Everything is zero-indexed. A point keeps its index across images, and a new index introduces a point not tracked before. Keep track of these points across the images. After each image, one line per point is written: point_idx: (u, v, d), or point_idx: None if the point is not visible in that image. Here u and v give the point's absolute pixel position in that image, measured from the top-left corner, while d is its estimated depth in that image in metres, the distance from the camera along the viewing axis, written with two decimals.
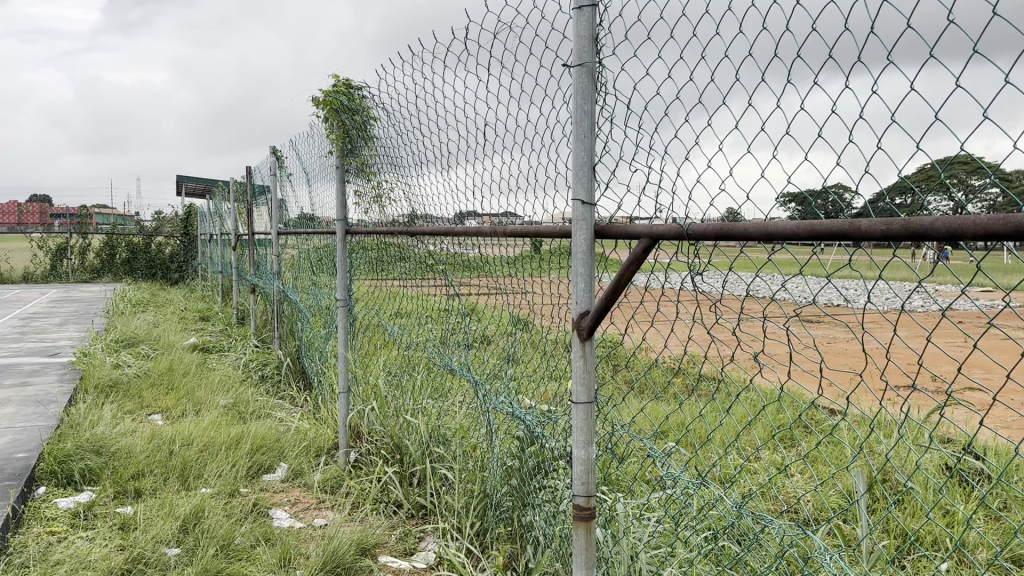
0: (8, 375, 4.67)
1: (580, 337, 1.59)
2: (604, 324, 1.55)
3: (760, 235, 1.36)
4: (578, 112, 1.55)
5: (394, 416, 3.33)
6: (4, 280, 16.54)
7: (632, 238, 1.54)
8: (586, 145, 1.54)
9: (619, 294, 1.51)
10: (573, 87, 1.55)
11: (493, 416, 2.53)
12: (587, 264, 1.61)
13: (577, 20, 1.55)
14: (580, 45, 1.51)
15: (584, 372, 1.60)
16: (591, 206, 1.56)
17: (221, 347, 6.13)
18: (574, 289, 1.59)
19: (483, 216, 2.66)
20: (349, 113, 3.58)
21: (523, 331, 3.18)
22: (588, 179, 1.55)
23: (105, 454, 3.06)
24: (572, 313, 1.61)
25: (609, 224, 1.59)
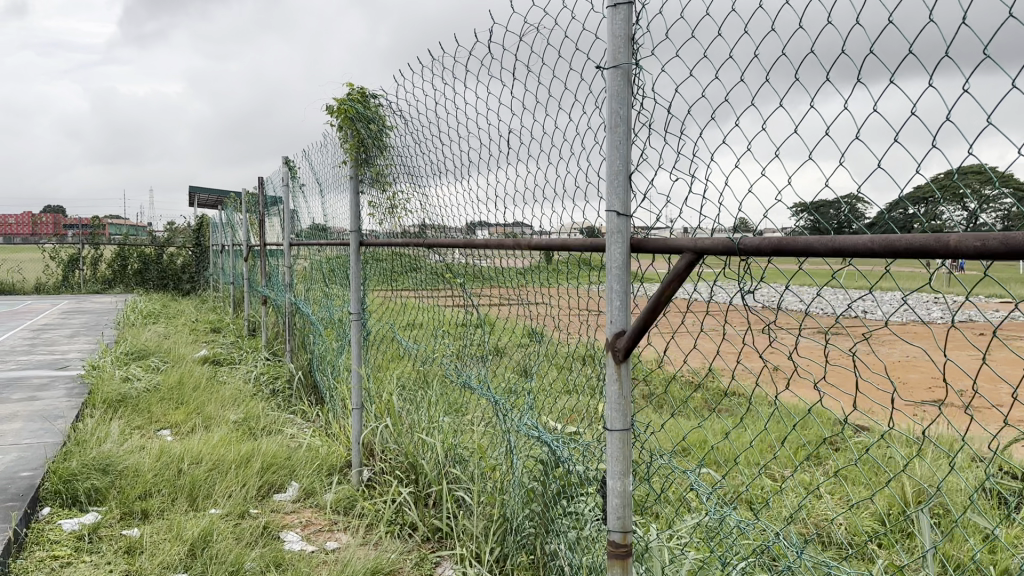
0: (17, 389, 4.60)
1: (616, 360, 1.49)
2: (641, 346, 1.45)
3: (825, 249, 1.21)
4: (613, 118, 1.45)
5: (409, 433, 3.23)
6: (16, 290, 16.60)
7: (673, 252, 1.43)
8: (621, 152, 1.44)
9: (657, 313, 1.41)
10: (608, 90, 1.45)
11: (510, 433, 2.44)
12: (622, 281, 1.51)
13: (612, 20, 1.45)
14: (615, 44, 1.42)
15: (619, 397, 1.49)
16: (627, 219, 1.46)
17: (233, 360, 6.06)
18: (609, 308, 1.48)
19: (494, 227, 2.63)
20: (364, 122, 3.50)
21: (540, 346, 3.08)
22: (623, 188, 1.46)
23: (112, 473, 2.97)
24: (606, 334, 1.51)
25: (645, 238, 1.49)
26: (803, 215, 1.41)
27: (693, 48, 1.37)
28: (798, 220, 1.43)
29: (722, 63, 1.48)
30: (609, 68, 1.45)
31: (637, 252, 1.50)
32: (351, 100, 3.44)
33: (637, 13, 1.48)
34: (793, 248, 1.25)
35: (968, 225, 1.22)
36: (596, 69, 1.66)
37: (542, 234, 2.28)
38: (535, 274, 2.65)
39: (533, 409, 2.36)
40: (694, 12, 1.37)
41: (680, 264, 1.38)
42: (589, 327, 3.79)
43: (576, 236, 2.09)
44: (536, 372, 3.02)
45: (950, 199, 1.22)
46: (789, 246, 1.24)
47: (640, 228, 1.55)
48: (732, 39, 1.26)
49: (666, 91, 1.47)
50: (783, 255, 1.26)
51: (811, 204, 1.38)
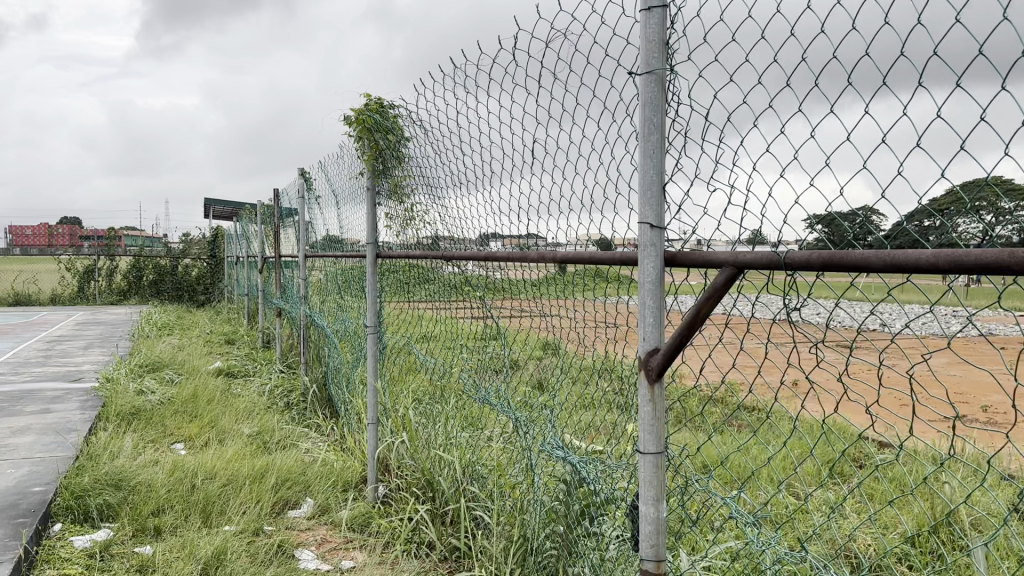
0: (31, 402, 4.58)
1: (648, 380, 1.42)
2: (676, 365, 1.39)
3: (883, 265, 1.13)
4: (647, 126, 1.39)
5: (426, 450, 3.16)
6: (31, 301, 16.70)
7: (709, 266, 1.37)
8: (655, 161, 1.39)
9: (694, 331, 1.35)
10: (643, 97, 1.40)
11: (530, 450, 2.38)
12: (655, 296, 1.45)
13: (645, 24, 1.39)
14: (648, 49, 1.37)
15: (653, 419, 1.43)
16: (661, 232, 1.40)
17: (247, 372, 6.03)
18: (642, 324, 1.43)
19: (508, 239, 2.61)
20: (383, 132, 3.45)
21: (559, 359, 3.02)
22: (658, 200, 1.40)
23: (125, 488, 2.92)
24: (638, 351, 1.45)
25: (678, 252, 1.43)
26: (816, 225, 1.36)
27: (727, 53, 1.32)
28: (812, 232, 1.38)
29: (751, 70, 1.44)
30: (642, 74, 1.40)
31: (670, 266, 1.44)
32: (368, 110, 3.40)
33: (673, 17, 1.43)
34: (846, 261, 1.16)
35: (984, 238, 1.18)
36: (628, 74, 1.61)
37: (556, 247, 2.28)
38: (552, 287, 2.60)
39: (555, 426, 2.29)
40: (729, 15, 1.33)
41: (720, 279, 1.32)
42: (609, 340, 3.73)
43: (589, 248, 2.10)
44: (555, 386, 2.95)
45: (965, 211, 1.17)
46: (842, 260, 1.16)
47: (672, 241, 1.50)
48: (766, 44, 1.21)
49: (698, 98, 1.41)
50: (834, 271, 1.18)
51: (850, 215, 1.31)
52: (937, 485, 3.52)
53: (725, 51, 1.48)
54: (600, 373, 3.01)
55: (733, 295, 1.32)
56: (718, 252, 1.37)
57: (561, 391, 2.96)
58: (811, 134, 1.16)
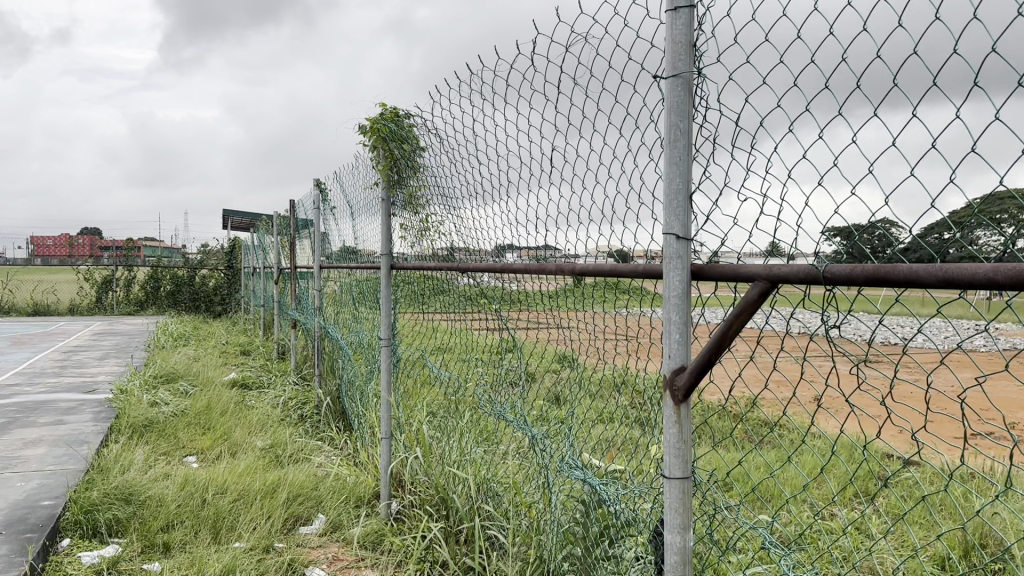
0: (45, 413, 4.56)
1: (674, 400, 1.36)
2: (703, 384, 1.32)
3: (935, 280, 1.04)
4: (672, 131, 1.33)
5: (439, 465, 3.10)
6: (49, 311, 16.80)
7: (739, 279, 1.30)
8: (681, 168, 1.33)
9: (724, 349, 1.28)
10: (668, 100, 1.34)
11: (547, 468, 2.31)
12: (681, 310, 1.38)
13: (671, 25, 1.34)
14: (675, 51, 1.31)
15: (679, 441, 1.37)
16: (687, 243, 1.34)
17: (262, 383, 5.99)
18: (667, 341, 1.36)
19: (524, 250, 2.55)
20: (397, 142, 3.41)
21: (575, 373, 2.95)
22: (683, 210, 1.34)
23: (134, 503, 2.88)
24: (663, 370, 1.38)
25: (705, 264, 1.37)
26: (835, 237, 1.29)
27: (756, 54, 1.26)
28: (830, 244, 1.31)
29: (779, 75, 1.38)
30: (667, 77, 1.34)
31: (696, 280, 1.38)
32: (383, 120, 3.35)
33: (699, 18, 1.37)
34: (894, 276, 1.08)
35: (1005, 252, 1.12)
36: (652, 78, 1.55)
37: (572, 258, 2.22)
38: (569, 298, 2.54)
39: (572, 445, 2.22)
40: (760, 16, 1.27)
41: (753, 293, 1.25)
42: (626, 354, 3.65)
43: (607, 260, 2.04)
44: (571, 401, 2.88)
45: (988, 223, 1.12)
46: (889, 276, 1.08)
47: (698, 254, 1.43)
48: (797, 44, 1.15)
49: (726, 103, 1.35)
50: (879, 287, 1.10)
51: (882, 228, 1.24)
52: (965, 506, 3.41)
53: (753, 55, 1.42)
54: (618, 388, 2.94)
55: (765, 310, 1.25)
56: (747, 265, 1.30)
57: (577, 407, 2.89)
58: (843, 139, 1.09)
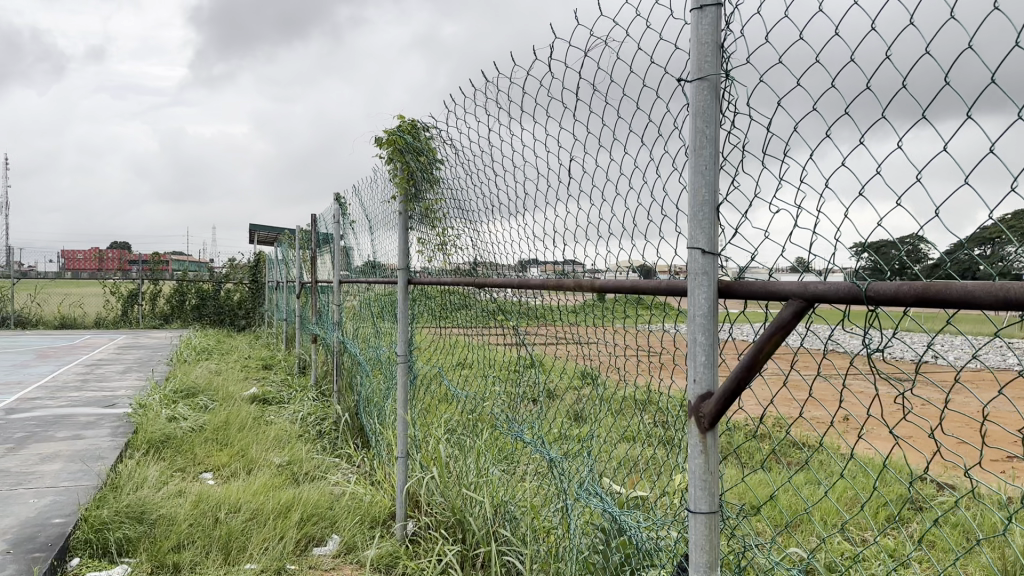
0: (63, 427, 4.55)
1: (700, 428, 1.27)
2: (730, 413, 1.23)
3: (993, 298, 0.93)
4: (698, 137, 1.25)
5: (456, 486, 3.02)
6: (75, 325, 16.98)
7: (772, 298, 1.21)
8: (707, 179, 1.24)
9: (754, 374, 1.18)
10: (695, 103, 1.25)
11: (566, 493, 2.22)
12: (707, 331, 1.29)
13: (696, 24, 1.25)
14: (700, 52, 1.23)
15: (705, 473, 1.27)
16: (713, 259, 1.25)
17: (282, 398, 5.95)
18: (692, 364, 1.27)
19: (545, 265, 2.47)
20: (415, 154, 3.35)
21: (597, 390, 2.87)
22: (709, 223, 1.25)
23: (145, 522, 2.83)
24: (688, 394, 1.30)
25: (734, 281, 1.28)
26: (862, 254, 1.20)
27: (787, 55, 1.19)
28: (858, 260, 1.22)
29: (811, 78, 1.30)
30: (692, 81, 1.26)
31: (725, 297, 1.28)
32: (401, 131, 3.30)
33: (727, 16, 1.29)
34: (947, 296, 0.97)
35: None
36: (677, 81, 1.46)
37: (593, 274, 2.14)
38: (590, 315, 2.46)
39: (592, 469, 2.13)
40: (791, 14, 1.19)
41: (787, 312, 1.14)
42: (649, 370, 3.55)
43: (629, 276, 1.95)
44: (593, 421, 2.80)
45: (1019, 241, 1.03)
46: (942, 296, 0.97)
47: (728, 270, 1.34)
48: (831, 44, 1.08)
49: (755, 109, 1.27)
50: (931, 307, 0.99)
51: (908, 243, 1.15)
52: (1006, 537, 3.26)
53: (783, 58, 1.34)
54: (642, 408, 2.85)
55: (801, 331, 1.15)
56: (780, 282, 1.20)
57: (599, 427, 2.80)
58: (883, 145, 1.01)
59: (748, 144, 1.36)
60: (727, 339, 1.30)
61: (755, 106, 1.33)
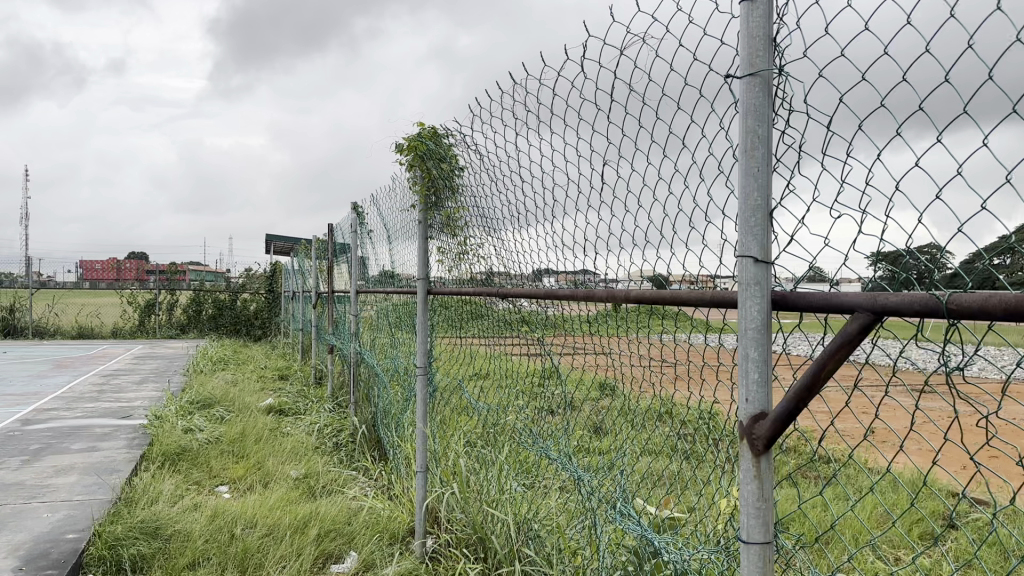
0: (79, 439, 4.51)
1: (753, 450, 1.19)
2: (787, 436, 1.15)
3: None
4: (750, 137, 1.18)
5: (478, 502, 2.94)
6: (93, 336, 17.04)
7: (833, 310, 1.12)
8: (760, 181, 1.17)
9: (813, 393, 1.10)
10: (747, 101, 1.18)
11: (595, 513, 2.14)
12: (760, 346, 1.20)
13: (746, 17, 1.19)
14: (752, 47, 1.16)
15: (759, 500, 1.19)
16: (766, 268, 1.17)
17: (298, 409, 5.89)
18: (745, 383, 1.19)
19: (560, 275, 2.41)
20: (435, 160, 3.29)
21: (620, 401, 2.78)
22: (761, 229, 1.18)
23: (160, 538, 2.77)
24: (740, 414, 1.21)
25: (790, 291, 1.19)
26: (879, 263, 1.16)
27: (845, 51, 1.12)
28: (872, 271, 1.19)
29: (869, 77, 1.23)
30: (742, 77, 1.19)
31: (780, 309, 1.20)
32: (421, 138, 3.24)
33: (778, 9, 1.23)
34: None
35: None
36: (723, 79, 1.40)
37: (608, 283, 2.09)
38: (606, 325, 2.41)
39: (624, 489, 2.04)
40: (850, 6, 1.12)
41: (852, 325, 1.04)
42: (672, 382, 3.47)
43: (643, 286, 1.91)
44: (617, 434, 2.71)
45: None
46: None
47: (782, 280, 1.26)
48: (894, 40, 1.01)
49: (810, 108, 1.20)
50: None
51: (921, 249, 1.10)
52: None
53: (839, 56, 1.27)
54: (662, 421, 2.77)
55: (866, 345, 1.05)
56: (843, 292, 1.10)
57: (623, 440, 2.71)
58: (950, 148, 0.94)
59: (799, 146, 1.29)
60: (782, 353, 1.21)
61: (809, 104, 1.26)
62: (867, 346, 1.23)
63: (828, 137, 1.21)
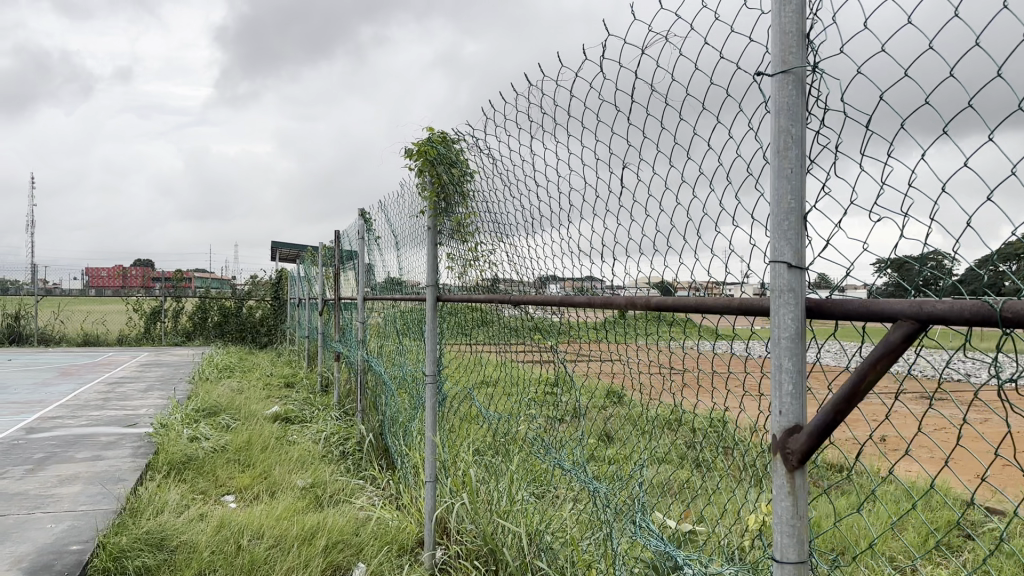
0: (84, 448, 4.48)
1: (787, 465, 1.15)
2: (822, 452, 1.11)
3: None
4: (782, 138, 1.15)
5: (488, 513, 2.89)
6: (98, 344, 17.04)
7: (870, 318, 1.08)
8: (793, 183, 1.15)
9: (851, 407, 1.06)
10: (779, 99, 1.16)
11: (611, 525, 2.09)
12: (793, 357, 1.17)
13: (778, 14, 1.17)
14: (785, 43, 1.14)
15: (794, 517, 1.16)
16: (799, 275, 1.14)
17: (304, 417, 5.84)
18: (779, 395, 1.16)
19: (565, 282, 2.39)
20: (445, 165, 3.26)
21: (630, 407, 2.74)
22: (795, 233, 1.15)
23: (166, 549, 2.73)
24: (773, 427, 1.18)
25: (825, 299, 1.15)
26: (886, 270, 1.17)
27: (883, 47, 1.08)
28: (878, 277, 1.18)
29: (908, 77, 1.20)
30: (775, 75, 1.17)
31: (815, 317, 1.16)
32: (431, 142, 3.20)
33: (812, 6, 1.20)
34: None
35: None
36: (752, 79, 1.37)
37: (614, 290, 2.06)
38: (613, 331, 2.36)
39: (644, 503, 1.97)
40: (885, 5, 1.10)
41: (894, 334, 1.00)
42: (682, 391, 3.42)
43: (650, 293, 1.88)
44: (628, 443, 2.67)
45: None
46: None
47: (817, 287, 1.23)
48: (937, 35, 0.97)
49: (847, 107, 1.17)
50: None
51: (922, 255, 1.10)
52: None
53: (877, 55, 1.24)
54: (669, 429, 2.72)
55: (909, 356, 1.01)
56: (883, 299, 1.06)
57: (634, 448, 2.67)
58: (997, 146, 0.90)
59: (835, 146, 1.25)
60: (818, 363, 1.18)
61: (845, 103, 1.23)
62: (909, 356, 1.19)
63: (866, 139, 1.18)
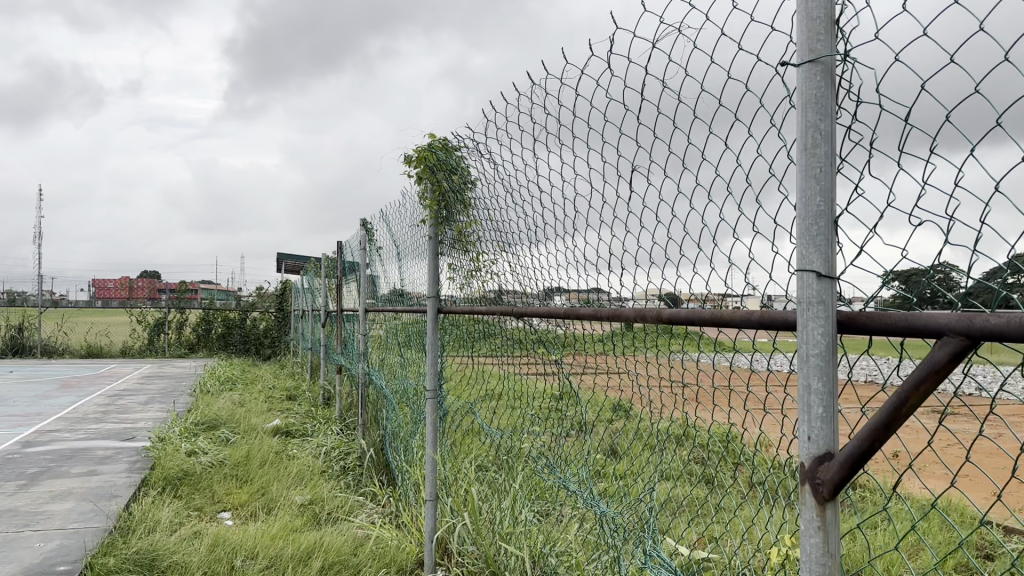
0: (79, 462, 4.39)
1: (817, 496, 1.06)
2: (855, 481, 1.02)
3: None
4: (809, 133, 1.08)
5: (491, 533, 2.79)
6: (101, 356, 17.00)
7: (909, 334, 0.99)
8: (821, 182, 1.07)
9: (888, 433, 0.97)
10: (804, 92, 1.08)
11: (619, 550, 1.99)
12: (824, 376, 1.08)
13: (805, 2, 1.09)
14: (812, 31, 1.07)
15: (826, 553, 1.07)
16: (830, 285, 1.05)
17: (305, 430, 5.75)
18: (809, 418, 1.07)
19: (569, 293, 2.30)
20: (446, 173, 3.17)
21: (636, 422, 2.65)
22: (824, 238, 1.07)
23: (154, 571, 2.63)
24: (803, 453, 1.09)
25: (859, 312, 1.07)
26: (899, 283, 1.07)
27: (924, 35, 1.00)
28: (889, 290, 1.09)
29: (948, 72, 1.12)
30: (801, 66, 1.09)
31: (846, 332, 1.08)
32: (432, 149, 3.12)
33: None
34: None
35: None
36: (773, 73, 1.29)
37: (620, 302, 1.98)
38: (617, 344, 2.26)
39: (652, 526, 1.87)
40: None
41: (941, 352, 0.91)
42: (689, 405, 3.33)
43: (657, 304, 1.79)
44: (635, 460, 2.57)
45: None
46: None
47: (847, 298, 1.14)
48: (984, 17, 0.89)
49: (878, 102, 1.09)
50: None
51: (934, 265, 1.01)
52: None
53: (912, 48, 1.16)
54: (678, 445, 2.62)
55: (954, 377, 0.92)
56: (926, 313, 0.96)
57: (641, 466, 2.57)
58: None
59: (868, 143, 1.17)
60: (849, 384, 1.09)
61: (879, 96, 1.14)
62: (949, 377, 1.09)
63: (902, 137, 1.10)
